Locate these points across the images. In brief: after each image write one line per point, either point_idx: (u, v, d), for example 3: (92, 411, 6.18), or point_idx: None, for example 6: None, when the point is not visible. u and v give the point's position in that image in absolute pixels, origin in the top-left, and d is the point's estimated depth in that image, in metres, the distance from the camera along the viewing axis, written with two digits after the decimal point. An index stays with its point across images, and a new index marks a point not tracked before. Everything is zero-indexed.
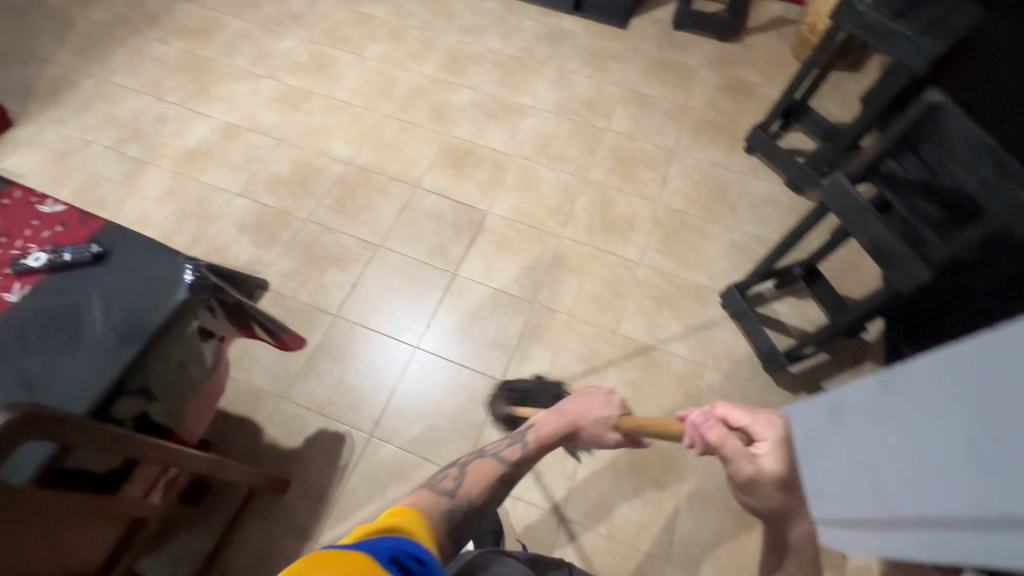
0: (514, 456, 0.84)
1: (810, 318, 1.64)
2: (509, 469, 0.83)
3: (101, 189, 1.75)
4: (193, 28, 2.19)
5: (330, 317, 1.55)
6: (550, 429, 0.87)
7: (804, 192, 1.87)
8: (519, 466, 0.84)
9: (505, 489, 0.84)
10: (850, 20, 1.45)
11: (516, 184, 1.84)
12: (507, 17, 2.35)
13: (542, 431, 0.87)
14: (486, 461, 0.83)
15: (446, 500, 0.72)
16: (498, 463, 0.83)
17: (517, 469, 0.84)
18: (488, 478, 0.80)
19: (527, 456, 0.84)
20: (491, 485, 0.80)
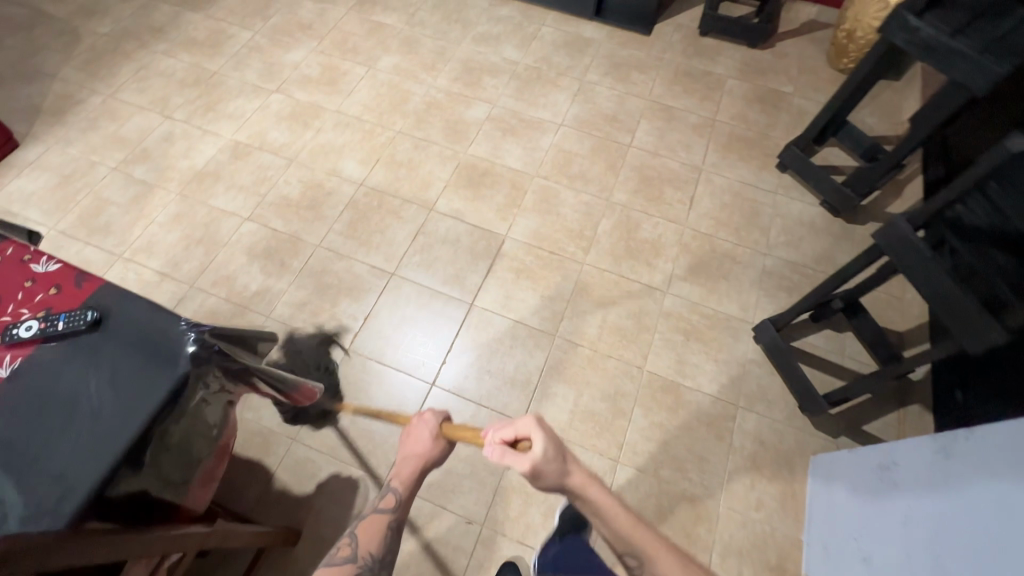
0: (390, 504, 0.86)
1: (850, 353, 1.53)
2: (393, 517, 0.85)
3: (107, 214, 1.69)
4: (201, 41, 2.13)
5: (343, 352, 1.48)
6: (408, 471, 0.89)
7: (842, 214, 1.76)
8: (399, 509, 0.86)
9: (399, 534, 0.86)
10: (901, 36, 1.33)
11: (535, 206, 1.76)
12: (523, 24, 2.25)
13: (401, 474, 0.89)
14: (371, 519, 0.85)
15: (349, 567, 0.76)
16: (381, 515, 0.85)
17: (401, 514, 0.86)
18: (378, 533, 0.83)
19: (401, 500, 0.86)
20: (383, 539, 0.82)
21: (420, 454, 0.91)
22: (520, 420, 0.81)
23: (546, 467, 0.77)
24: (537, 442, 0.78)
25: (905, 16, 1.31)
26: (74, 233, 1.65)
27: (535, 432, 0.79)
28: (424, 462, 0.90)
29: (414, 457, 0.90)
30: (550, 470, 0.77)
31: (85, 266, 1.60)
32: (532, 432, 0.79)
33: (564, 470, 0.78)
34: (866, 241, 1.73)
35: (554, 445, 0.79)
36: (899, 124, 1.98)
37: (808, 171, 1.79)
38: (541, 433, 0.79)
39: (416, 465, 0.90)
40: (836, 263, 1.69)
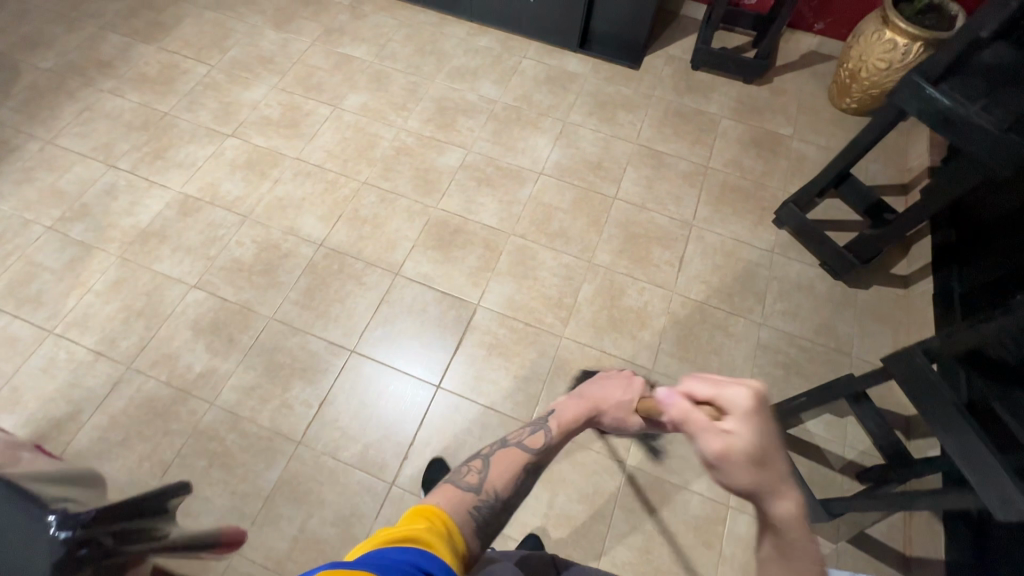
0: (537, 444, 0.83)
1: (850, 442, 1.40)
2: (532, 459, 0.82)
3: (39, 281, 1.54)
4: (152, 77, 1.96)
5: (293, 445, 1.34)
6: (573, 416, 0.89)
7: (843, 278, 1.62)
8: (543, 453, 0.83)
9: (530, 478, 0.82)
10: (916, 104, 1.19)
11: (510, 269, 1.61)
12: (503, 57, 2.09)
13: (565, 419, 0.89)
14: (510, 452, 0.82)
15: (471, 497, 0.71)
16: (520, 453, 0.82)
17: (541, 458, 0.82)
18: (512, 469, 0.79)
19: (551, 444, 0.84)
20: (518, 474, 0.79)
21: (603, 407, 0.92)
22: (730, 389, 0.65)
23: (742, 461, 0.59)
24: (737, 423, 0.61)
25: (927, 87, 1.17)
26: (1, 303, 1.50)
27: (740, 412, 0.62)
28: (594, 412, 0.92)
29: (585, 405, 0.92)
30: (744, 468, 0.59)
31: (11, 344, 1.44)
32: (743, 410, 0.62)
33: (766, 481, 0.59)
34: (870, 308, 1.59)
35: (763, 442, 0.60)
36: (904, 172, 1.84)
37: (807, 231, 1.65)
38: (746, 415, 0.62)
39: (583, 415, 0.90)
40: (837, 333, 1.55)
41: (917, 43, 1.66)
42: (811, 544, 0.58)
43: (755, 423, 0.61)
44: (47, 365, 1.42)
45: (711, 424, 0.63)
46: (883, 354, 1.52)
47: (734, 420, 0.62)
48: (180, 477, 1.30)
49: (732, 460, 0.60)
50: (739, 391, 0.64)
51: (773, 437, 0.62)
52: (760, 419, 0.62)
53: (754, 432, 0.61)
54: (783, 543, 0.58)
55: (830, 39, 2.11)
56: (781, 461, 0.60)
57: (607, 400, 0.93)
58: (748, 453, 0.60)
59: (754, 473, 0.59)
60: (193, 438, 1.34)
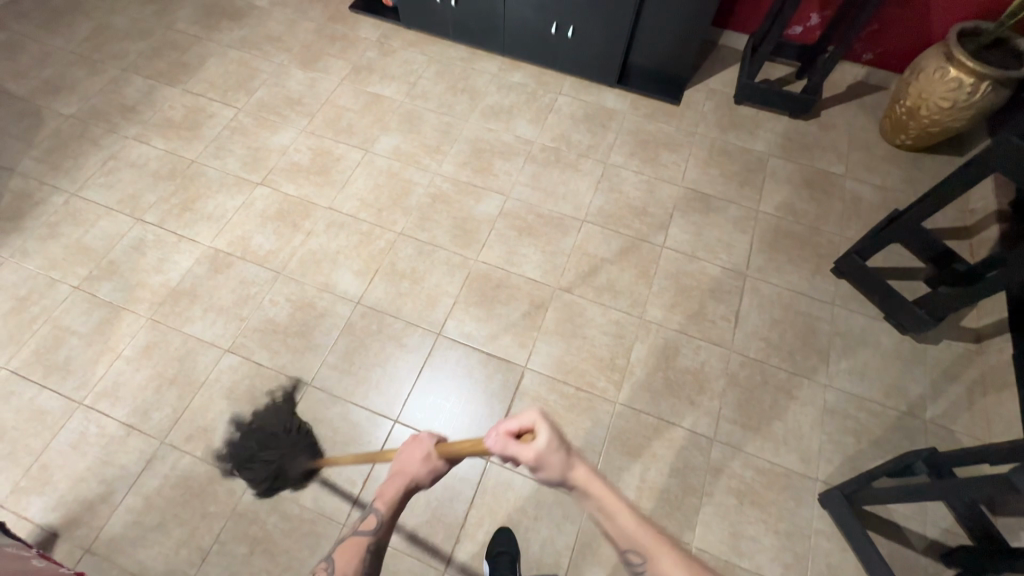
0: (371, 526, 0.84)
1: (933, 518, 1.30)
2: (372, 539, 0.83)
3: (66, 347, 1.47)
4: (177, 122, 1.90)
5: (338, 528, 1.26)
6: (393, 491, 0.85)
7: (910, 333, 1.53)
8: (381, 531, 0.84)
9: (377, 556, 0.85)
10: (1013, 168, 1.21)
11: (558, 327, 1.53)
12: (537, 94, 2.02)
13: (386, 495, 0.85)
14: (351, 541, 0.84)
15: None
16: (361, 537, 0.84)
17: (381, 536, 0.84)
18: (356, 557, 0.82)
19: (381, 524, 0.84)
20: (359, 562, 0.82)
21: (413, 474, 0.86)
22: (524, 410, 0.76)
23: (548, 456, 0.72)
24: (541, 433, 0.73)
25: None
26: (28, 372, 1.43)
27: (540, 423, 0.74)
28: (410, 482, 0.86)
29: (402, 477, 0.86)
30: (553, 461, 0.72)
31: (40, 417, 1.37)
32: (539, 420, 0.74)
33: (568, 462, 0.72)
34: (942, 366, 1.49)
35: (558, 437, 0.73)
36: (966, 214, 1.74)
37: (872, 284, 1.56)
38: (545, 421, 0.74)
39: (403, 485, 0.86)
40: (908, 395, 1.45)
41: (984, 81, 1.58)
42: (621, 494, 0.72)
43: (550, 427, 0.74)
44: (77, 441, 1.35)
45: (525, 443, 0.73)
46: (960, 418, 1.42)
47: (538, 428, 0.73)
48: (220, 566, 1.22)
49: (544, 462, 0.72)
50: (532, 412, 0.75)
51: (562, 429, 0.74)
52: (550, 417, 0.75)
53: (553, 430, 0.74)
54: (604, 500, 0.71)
55: (879, 69, 2.02)
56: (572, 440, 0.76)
57: (413, 468, 0.87)
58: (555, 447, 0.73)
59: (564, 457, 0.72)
60: (232, 522, 1.26)
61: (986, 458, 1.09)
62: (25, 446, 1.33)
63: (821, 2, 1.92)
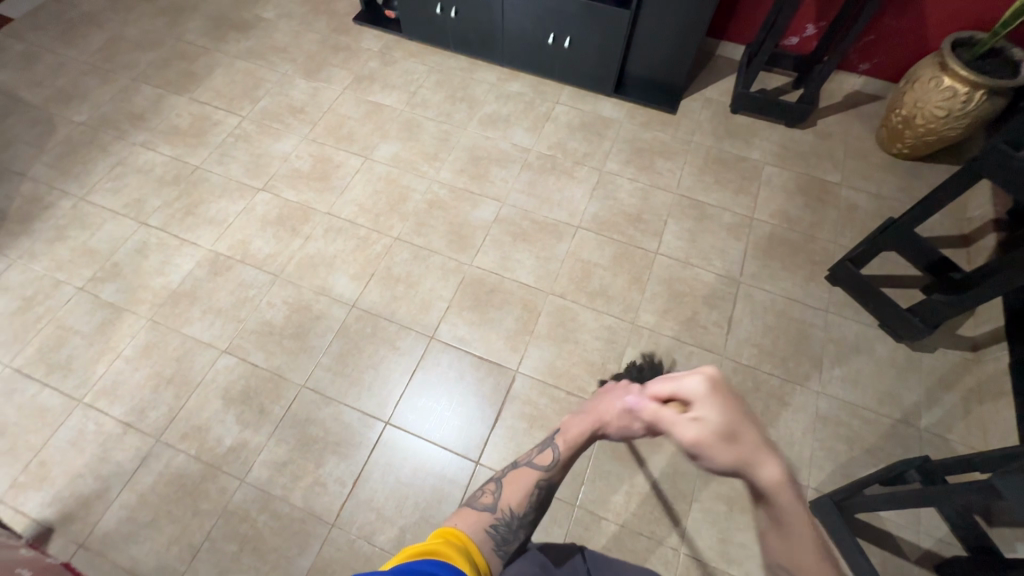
0: (546, 462, 0.84)
1: (926, 528, 1.28)
2: (545, 476, 0.82)
3: (68, 346, 1.51)
4: (183, 129, 1.96)
5: (327, 527, 1.27)
6: (576, 433, 0.87)
7: (905, 341, 1.52)
8: (555, 470, 0.83)
9: (547, 495, 0.83)
10: (997, 173, 1.21)
11: (550, 332, 1.54)
12: (535, 103, 2.05)
13: (568, 435, 0.87)
14: (524, 472, 0.83)
15: (488, 516, 0.73)
16: (533, 471, 0.83)
17: (554, 475, 0.83)
18: (527, 488, 0.80)
19: (559, 462, 0.83)
20: (530, 493, 0.80)
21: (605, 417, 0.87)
22: (688, 380, 0.73)
23: (714, 439, 0.67)
24: (703, 411, 0.69)
25: (1015, 159, 1.17)
26: (31, 370, 1.47)
27: (706, 401, 0.70)
28: (597, 426, 0.88)
29: (591, 419, 0.88)
30: (718, 447, 0.66)
31: (41, 414, 1.40)
32: (703, 396, 0.71)
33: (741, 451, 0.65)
34: (937, 374, 1.48)
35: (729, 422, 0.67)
36: (964, 222, 1.73)
37: (865, 291, 1.55)
38: (710, 400, 0.70)
39: (585, 429, 0.87)
40: (903, 403, 1.44)
41: (979, 90, 1.58)
42: (795, 497, 0.64)
43: (720, 410, 0.69)
44: (75, 438, 1.37)
45: (681, 415, 0.72)
46: (956, 427, 1.40)
47: (698, 406, 0.70)
48: (209, 563, 1.23)
49: (708, 443, 0.67)
50: (704, 383, 0.72)
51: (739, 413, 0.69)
52: (718, 400, 0.70)
53: (720, 410, 0.69)
54: (775, 507, 0.64)
55: (875, 79, 2.03)
56: (749, 432, 0.67)
57: (609, 410, 0.87)
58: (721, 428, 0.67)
59: (731, 448, 0.65)
60: (223, 519, 1.28)
61: (974, 465, 1.08)
62: (25, 442, 1.36)
63: (816, 13, 1.94)
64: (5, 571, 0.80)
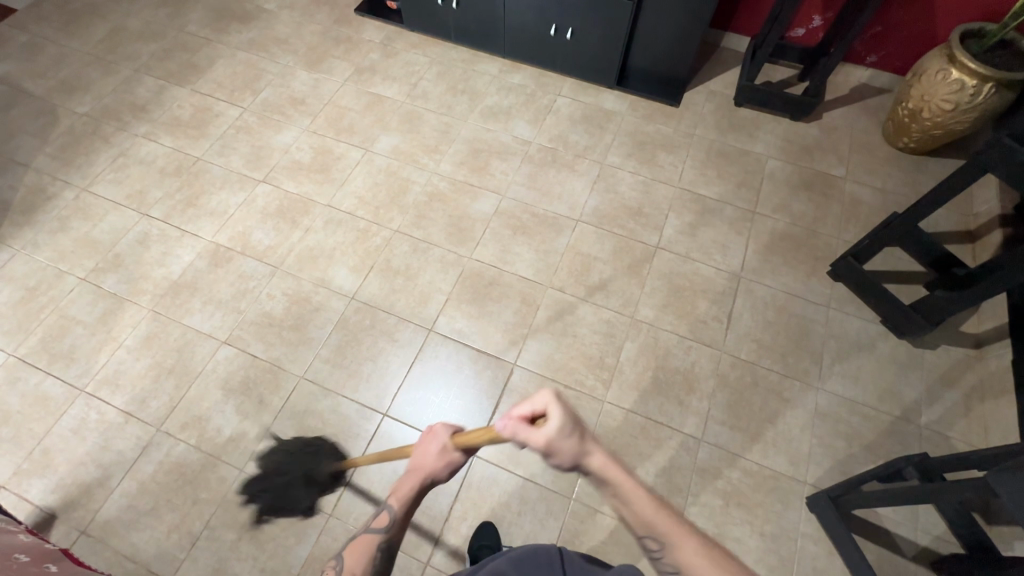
0: (383, 524, 0.82)
1: (925, 526, 1.28)
2: (384, 538, 0.81)
3: (71, 336, 1.52)
4: (185, 120, 1.96)
5: (323, 518, 1.28)
6: (406, 489, 0.82)
7: (907, 337, 1.51)
8: (394, 531, 0.82)
9: (391, 554, 0.82)
10: (1004, 167, 1.19)
11: (548, 325, 1.54)
12: (537, 95, 2.04)
13: (400, 492, 0.82)
14: (362, 538, 0.82)
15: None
16: (371, 536, 0.82)
17: (392, 535, 0.82)
18: (368, 555, 0.80)
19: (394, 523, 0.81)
20: (369, 562, 0.80)
21: (428, 468, 0.83)
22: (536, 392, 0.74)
23: (563, 440, 0.70)
24: (555, 416, 0.71)
25: (1020, 154, 1.15)
26: (34, 359, 1.48)
27: (553, 406, 0.71)
28: (426, 477, 0.83)
29: (418, 472, 0.83)
30: (566, 444, 0.70)
31: (44, 403, 1.42)
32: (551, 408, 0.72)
33: (581, 445, 0.71)
34: (939, 371, 1.47)
35: (571, 419, 0.71)
36: (969, 218, 1.71)
37: (867, 287, 1.54)
38: (557, 405, 0.71)
39: (415, 482, 0.83)
40: (903, 400, 1.43)
41: (987, 83, 1.55)
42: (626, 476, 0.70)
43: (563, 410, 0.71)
44: (77, 426, 1.39)
45: (536, 429, 0.71)
46: (957, 424, 1.39)
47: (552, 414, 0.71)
48: (208, 552, 1.25)
49: (556, 444, 0.70)
50: (552, 398, 0.72)
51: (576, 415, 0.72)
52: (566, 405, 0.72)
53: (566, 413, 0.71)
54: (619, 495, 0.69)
55: (883, 71, 2.00)
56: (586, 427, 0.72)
57: (426, 461, 0.83)
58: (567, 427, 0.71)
59: (576, 441, 0.70)
60: (222, 508, 1.29)
61: (973, 463, 1.07)
62: (28, 430, 1.38)
63: (823, 4, 1.90)
64: (3, 555, 0.80)
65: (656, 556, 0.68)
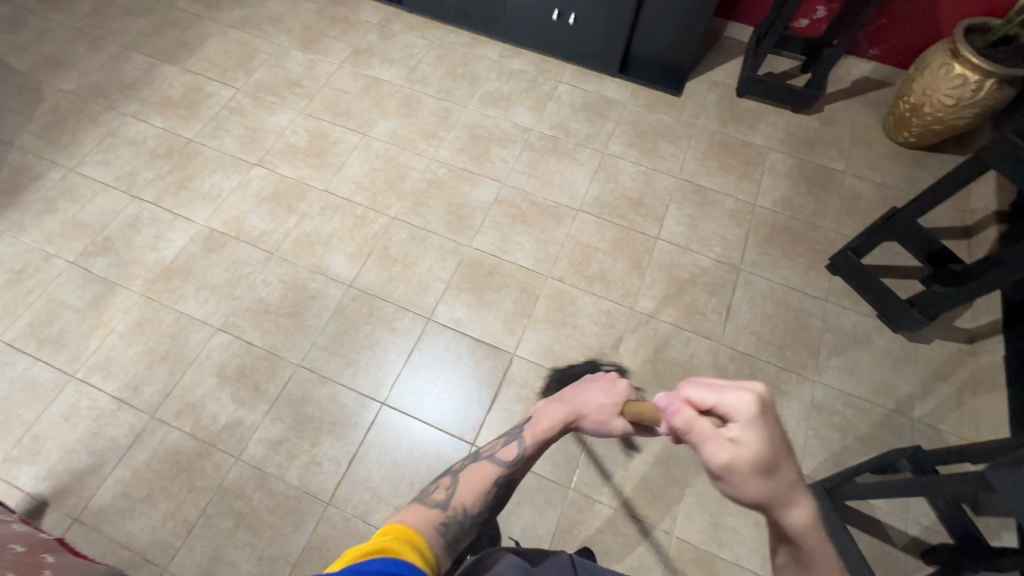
0: (510, 457, 0.80)
1: (915, 516, 1.30)
2: (505, 472, 0.79)
3: (60, 320, 1.49)
4: (176, 100, 1.90)
5: (322, 506, 1.28)
6: (546, 425, 0.84)
7: (902, 331, 1.52)
8: (518, 467, 0.80)
9: (504, 490, 0.80)
10: (1006, 165, 1.20)
11: (549, 315, 1.53)
12: (537, 81, 2.01)
13: (535, 428, 0.83)
14: (483, 467, 0.79)
15: (439, 513, 0.68)
16: (494, 465, 0.79)
17: (514, 472, 0.80)
18: (486, 484, 0.77)
19: (524, 456, 0.80)
20: (485, 492, 0.76)
21: (581, 410, 0.84)
22: (733, 391, 0.53)
23: (750, 473, 0.51)
24: (749, 436, 0.52)
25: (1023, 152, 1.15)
26: (22, 344, 1.45)
27: (754, 422, 0.52)
28: (569, 419, 0.84)
29: (566, 408, 0.85)
30: (756, 482, 0.52)
31: (33, 389, 1.39)
32: (748, 419, 0.52)
33: (784, 486, 0.52)
34: (932, 365, 1.49)
35: (770, 448, 0.52)
36: (966, 213, 1.72)
37: (865, 281, 1.55)
38: (756, 423, 0.52)
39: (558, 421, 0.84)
40: (897, 393, 1.45)
41: (990, 79, 1.55)
42: (814, 532, 0.54)
43: (766, 434, 0.52)
44: (68, 413, 1.36)
45: (717, 436, 0.53)
46: (949, 417, 1.41)
47: (744, 430, 0.52)
48: (205, 539, 1.24)
49: (739, 473, 0.51)
50: (756, 405, 0.52)
51: (782, 442, 0.53)
52: (764, 426, 0.52)
53: (768, 439, 0.52)
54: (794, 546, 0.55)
55: (885, 65, 1.99)
56: (787, 468, 0.52)
57: (587, 403, 0.84)
58: (763, 459, 0.51)
59: (766, 481, 0.51)
60: (218, 496, 1.28)
61: (966, 456, 1.09)
62: (17, 416, 1.35)
63: None
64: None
65: None
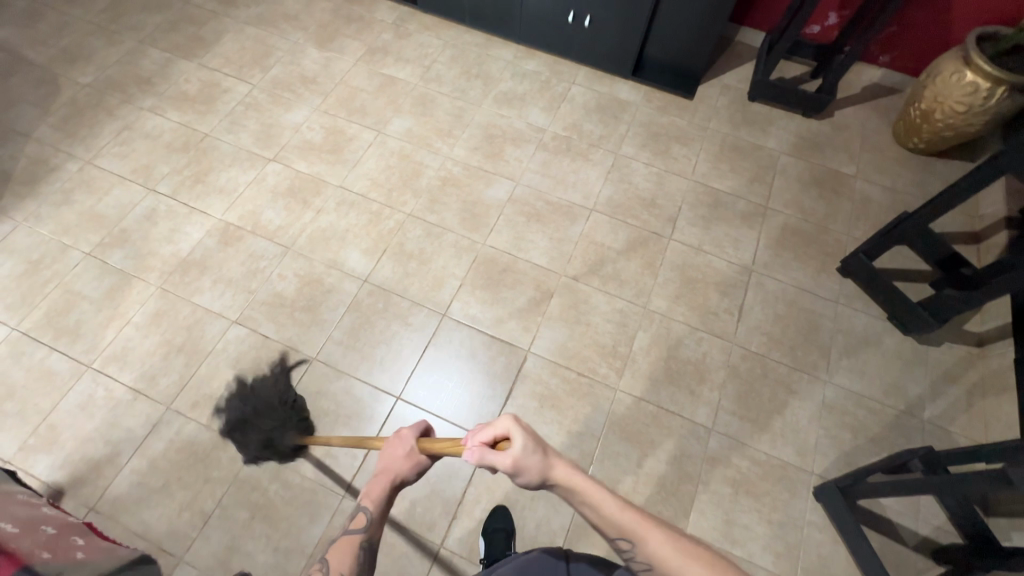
0: (361, 524, 0.80)
1: (925, 516, 1.31)
2: (364, 537, 0.80)
3: (77, 311, 1.49)
4: (192, 95, 1.91)
5: (337, 498, 1.29)
6: (379, 490, 0.81)
7: (913, 334, 1.53)
8: (372, 529, 0.80)
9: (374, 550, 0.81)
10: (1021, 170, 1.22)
11: (563, 313, 1.55)
12: (551, 82, 2.03)
13: (372, 493, 0.81)
14: (344, 540, 0.80)
15: None
16: (353, 535, 0.80)
17: (374, 533, 0.80)
18: (350, 556, 0.78)
19: (371, 522, 0.80)
20: (354, 562, 0.78)
21: (395, 469, 0.82)
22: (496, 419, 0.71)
23: (526, 459, 0.68)
24: (517, 439, 0.69)
25: None
26: (38, 334, 1.45)
27: (514, 430, 0.70)
28: (394, 480, 0.82)
29: (385, 474, 0.82)
30: (532, 465, 0.69)
31: (50, 378, 1.40)
32: (509, 428, 0.70)
33: (547, 462, 0.69)
34: (942, 367, 1.50)
35: (532, 439, 0.69)
36: (974, 219, 1.74)
37: (877, 284, 1.56)
38: (519, 428, 0.70)
39: (385, 484, 0.81)
40: (907, 395, 1.46)
41: (1000, 86, 1.58)
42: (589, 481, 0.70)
43: (526, 431, 0.70)
44: (84, 403, 1.37)
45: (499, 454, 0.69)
46: (958, 419, 1.43)
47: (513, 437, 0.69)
48: (221, 530, 1.24)
49: (520, 465, 0.68)
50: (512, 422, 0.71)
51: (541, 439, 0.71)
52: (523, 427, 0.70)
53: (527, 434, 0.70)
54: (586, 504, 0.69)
55: (895, 71, 2.02)
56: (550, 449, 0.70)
57: (397, 462, 0.82)
58: (529, 446, 0.69)
59: (538, 457, 0.69)
60: (234, 487, 1.28)
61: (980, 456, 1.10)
62: (35, 405, 1.36)
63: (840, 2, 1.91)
64: (30, 527, 0.79)
65: (628, 555, 0.68)
